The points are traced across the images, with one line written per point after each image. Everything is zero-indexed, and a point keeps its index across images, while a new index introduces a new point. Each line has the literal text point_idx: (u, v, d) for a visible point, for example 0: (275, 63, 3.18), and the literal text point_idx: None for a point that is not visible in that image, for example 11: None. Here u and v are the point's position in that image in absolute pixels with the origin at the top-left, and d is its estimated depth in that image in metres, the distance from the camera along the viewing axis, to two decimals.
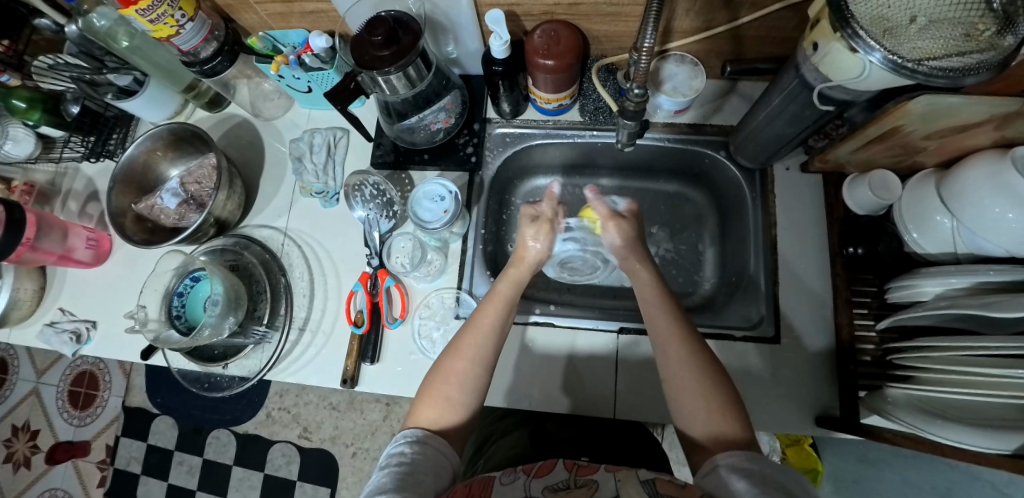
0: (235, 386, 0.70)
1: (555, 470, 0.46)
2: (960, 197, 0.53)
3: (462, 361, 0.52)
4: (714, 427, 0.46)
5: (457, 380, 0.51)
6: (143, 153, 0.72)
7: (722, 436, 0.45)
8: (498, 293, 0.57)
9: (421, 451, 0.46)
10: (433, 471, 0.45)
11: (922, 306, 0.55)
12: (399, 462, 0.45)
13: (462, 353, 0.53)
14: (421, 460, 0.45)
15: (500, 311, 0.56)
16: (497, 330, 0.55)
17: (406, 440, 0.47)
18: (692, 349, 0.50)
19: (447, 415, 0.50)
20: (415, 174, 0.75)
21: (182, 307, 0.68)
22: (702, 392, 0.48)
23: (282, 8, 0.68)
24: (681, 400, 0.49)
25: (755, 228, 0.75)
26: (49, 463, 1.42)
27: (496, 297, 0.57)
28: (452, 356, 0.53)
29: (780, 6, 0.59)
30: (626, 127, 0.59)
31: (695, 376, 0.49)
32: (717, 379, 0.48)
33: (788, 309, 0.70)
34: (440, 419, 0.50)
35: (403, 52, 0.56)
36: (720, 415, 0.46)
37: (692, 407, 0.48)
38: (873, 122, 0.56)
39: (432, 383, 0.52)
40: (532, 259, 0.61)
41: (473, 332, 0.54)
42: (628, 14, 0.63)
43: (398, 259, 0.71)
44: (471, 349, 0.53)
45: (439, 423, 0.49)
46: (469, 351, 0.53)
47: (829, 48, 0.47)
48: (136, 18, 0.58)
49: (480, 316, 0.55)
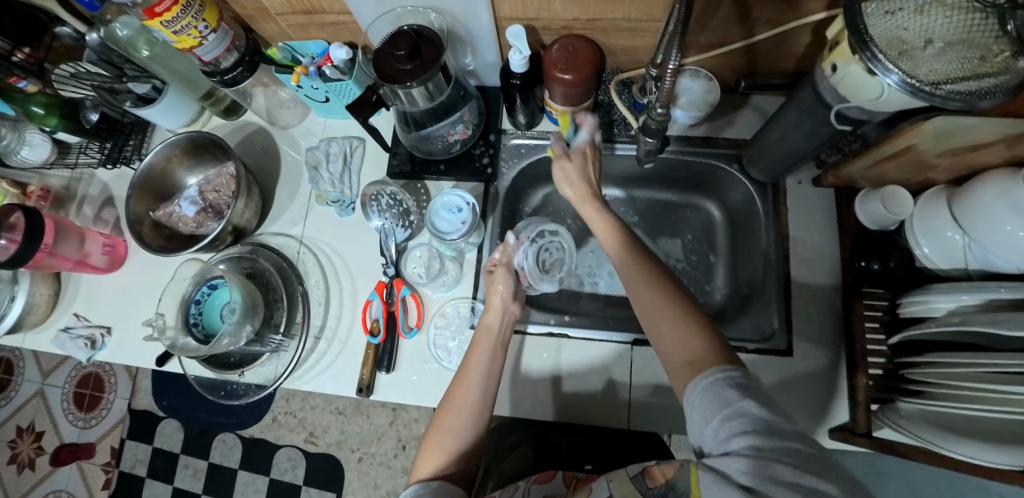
0: (250, 395, 0.70)
1: (555, 479, 0.49)
2: (972, 215, 0.55)
3: (451, 412, 0.53)
4: (684, 347, 0.45)
5: (451, 427, 0.52)
6: (161, 161, 0.73)
7: (692, 353, 0.44)
8: (483, 339, 0.58)
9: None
10: None
11: (934, 322, 0.55)
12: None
13: (453, 402, 0.53)
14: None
15: (486, 356, 0.57)
16: (488, 374, 0.56)
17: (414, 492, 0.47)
18: (653, 279, 0.52)
19: (446, 464, 0.50)
20: (430, 184, 0.75)
21: (199, 314, 0.69)
22: (668, 313, 0.48)
23: (303, 19, 0.68)
24: (656, 332, 0.48)
25: (767, 240, 0.75)
26: (54, 465, 1.42)
27: (482, 345, 0.58)
28: (446, 406, 0.54)
29: (795, 24, 0.60)
30: (646, 145, 0.58)
31: (661, 300, 0.49)
32: (685, 305, 0.48)
33: (800, 321, 0.71)
34: (437, 469, 0.50)
35: (425, 65, 0.57)
36: (687, 336, 0.45)
37: (665, 334, 0.47)
38: (888, 140, 0.57)
39: (431, 436, 0.52)
40: (504, 310, 0.62)
41: (461, 377, 0.55)
42: (645, 29, 0.64)
43: (414, 268, 0.73)
44: (461, 397, 0.53)
45: (438, 473, 0.50)
46: (459, 400, 0.53)
47: (848, 69, 0.48)
48: (161, 29, 0.58)
49: (471, 362, 0.56)
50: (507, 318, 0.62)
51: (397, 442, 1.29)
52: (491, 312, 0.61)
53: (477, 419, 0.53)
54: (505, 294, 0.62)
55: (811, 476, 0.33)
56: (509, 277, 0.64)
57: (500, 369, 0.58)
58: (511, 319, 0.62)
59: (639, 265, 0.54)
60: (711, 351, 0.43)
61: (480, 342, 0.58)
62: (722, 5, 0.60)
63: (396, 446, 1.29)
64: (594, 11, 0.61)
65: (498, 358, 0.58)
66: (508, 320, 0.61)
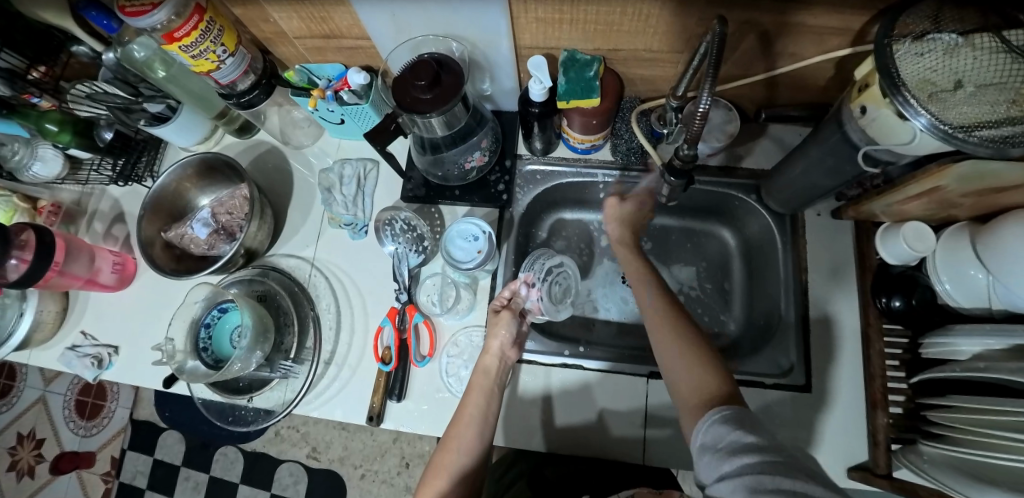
0: (259, 421, 0.69)
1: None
2: (996, 256, 0.53)
3: (451, 452, 0.55)
4: (697, 384, 0.50)
5: (449, 469, 0.54)
6: (174, 182, 0.72)
7: (705, 391, 0.49)
8: (478, 382, 0.60)
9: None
10: None
11: (960, 366, 0.54)
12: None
13: (453, 444, 0.55)
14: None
15: (482, 399, 0.58)
16: (484, 415, 0.57)
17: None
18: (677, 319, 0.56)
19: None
20: (444, 208, 0.75)
21: (208, 339, 0.68)
22: (689, 352, 0.52)
23: (320, 43, 0.68)
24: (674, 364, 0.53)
25: (785, 273, 0.75)
26: (54, 473, 1.41)
27: (478, 387, 0.59)
28: (445, 445, 0.56)
29: (819, 58, 0.60)
30: (669, 183, 0.56)
31: (684, 336, 0.54)
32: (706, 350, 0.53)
33: (818, 356, 0.70)
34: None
35: (446, 94, 0.56)
36: (701, 376, 0.50)
37: (682, 368, 0.52)
38: (914, 179, 0.56)
39: (430, 477, 0.54)
40: (501, 354, 0.62)
41: (459, 418, 0.57)
42: (666, 60, 0.63)
43: (427, 296, 0.72)
44: (458, 440, 0.55)
45: None
46: (459, 441, 0.55)
47: (880, 112, 0.47)
48: (179, 53, 0.59)
49: (468, 403, 0.58)
50: (503, 365, 0.62)
51: (401, 459, 1.28)
52: (488, 356, 0.61)
53: (472, 466, 0.55)
54: (504, 342, 0.62)
55: (787, 477, 0.34)
56: (513, 321, 0.63)
57: (497, 412, 0.59)
58: (507, 365, 0.62)
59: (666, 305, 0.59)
60: (724, 393, 0.47)
61: (477, 386, 0.59)
62: (746, 39, 0.59)
63: (400, 463, 1.28)
64: (615, 42, 0.61)
65: (495, 400, 0.60)
66: (505, 365, 0.62)
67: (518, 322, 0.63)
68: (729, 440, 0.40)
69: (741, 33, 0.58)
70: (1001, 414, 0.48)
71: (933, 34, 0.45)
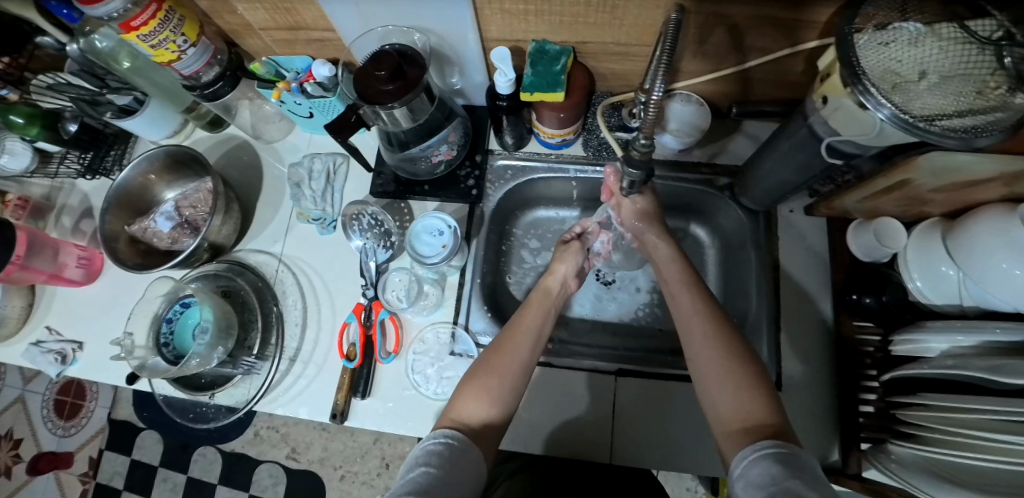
0: (220, 418, 0.69)
1: None
2: (968, 253, 0.53)
3: (502, 358, 0.54)
4: (744, 412, 0.45)
5: (498, 373, 0.53)
6: (139, 175, 0.71)
7: (750, 418, 0.44)
8: (537, 301, 0.62)
9: (451, 456, 0.43)
10: (462, 471, 0.43)
11: (929, 363, 0.52)
12: (431, 466, 0.42)
13: (508, 351, 0.55)
14: (447, 470, 0.42)
15: (540, 315, 0.60)
16: (538, 334, 0.58)
17: (431, 436, 0.46)
18: (719, 327, 0.52)
19: (488, 406, 0.50)
20: (414, 204, 0.74)
21: (171, 334, 0.67)
22: (736, 373, 0.48)
23: (288, 35, 0.67)
24: (709, 382, 0.49)
25: (757, 271, 0.73)
26: (31, 474, 1.38)
27: (536, 305, 0.61)
28: (492, 352, 0.55)
29: (789, 52, 0.59)
30: (629, 175, 0.55)
31: (727, 350, 0.50)
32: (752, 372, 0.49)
33: (789, 354, 0.69)
34: (480, 411, 0.50)
35: (407, 86, 0.55)
36: (745, 397, 0.46)
37: (724, 394, 0.48)
38: (883, 174, 0.55)
39: (476, 378, 0.52)
40: (564, 279, 0.68)
41: (515, 333, 0.57)
42: (636, 54, 0.63)
43: (394, 292, 0.70)
44: (515, 348, 0.55)
45: (477, 414, 0.49)
46: (512, 349, 0.55)
47: (841, 103, 0.46)
48: (138, 43, 0.57)
49: (524, 319, 0.59)
50: (563, 292, 0.67)
51: (381, 460, 1.26)
52: (552, 279, 0.67)
53: (519, 376, 0.54)
54: (569, 267, 0.68)
55: None
56: (580, 251, 0.71)
57: (547, 334, 0.60)
58: (566, 291, 0.67)
59: (707, 310, 0.54)
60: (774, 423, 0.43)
61: (535, 301, 0.61)
62: (714, 32, 0.58)
63: (380, 465, 1.26)
64: (583, 35, 0.60)
65: (549, 321, 0.61)
66: (565, 289, 0.67)
67: (581, 257, 0.71)
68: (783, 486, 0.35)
69: (709, 26, 0.57)
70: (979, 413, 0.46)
71: (896, 24, 0.45)
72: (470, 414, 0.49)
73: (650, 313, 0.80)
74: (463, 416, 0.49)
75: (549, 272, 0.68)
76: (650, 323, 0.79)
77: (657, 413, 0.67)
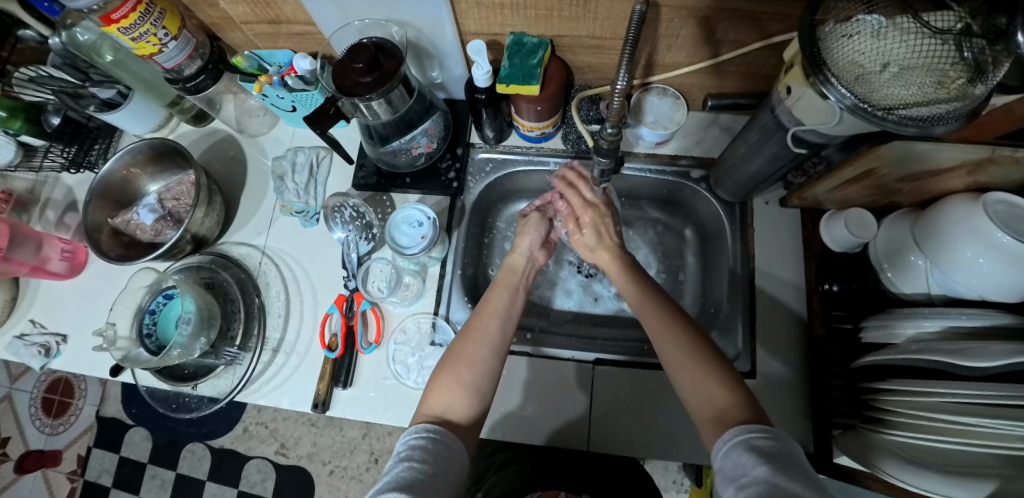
0: (202, 408, 0.69)
1: None
2: (935, 241, 0.53)
3: (473, 345, 0.54)
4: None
5: (469, 361, 0.53)
6: (122, 168, 0.72)
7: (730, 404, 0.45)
8: (504, 281, 0.64)
9: (433, 450, 0.44)
10: (445, 467, 0.43)
11: (895, 348, 0.53)
12: (415, 460, 0.42)
13: (476, 337, 0.55)
14: (432, 464, 0.42)
15: (506, 295, 0.61)
16: (507, 312, 0.59)
17: (409, 434, 0.46)
18: (677, 321, 0.53)
19: (461, 396, 0.50)
20: (396, 196, 0.75)
21: (153, 325, 0.68)
22: (687, 360, 0.49)
23: (268, 29, 0.68)
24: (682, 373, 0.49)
25: (733, 261, 0.75)
26: (19, 473, 1.37)
27: (502, 285, 0.63)
28: (462, 337, 0.56)
29: (759, 44, 0.61)
30: (599, 164, 0.57)
31: (701, 348, 0.49)
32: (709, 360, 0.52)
33: (763, 342, 0.70)
34: (452, 399, 0.50)
35: (385, 78, 0.56)
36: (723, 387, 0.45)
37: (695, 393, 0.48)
38: (849, 163, 0.57)
39: (445, 368, 0.53)
40: (529, 254, 0.69)
41: (482, 318, 0.58)
42: (610, 47, 0.64)
43: (375, 283, 0.71)
44: (481, 333, 0.56)
45: (451, 403, 0.50)
46: (480, 335, 0.56)
47: (803, 92, 0.48)
48: (119, 35, 0.58)
49: (491, 300, 0.60)
50: (531, 265, 0.69)
51: (369, 455, 1.27)
52: (517, 256, 0.68)
53: (491, 358, 0.54)
54: (534, 241, 0.70)
55: None
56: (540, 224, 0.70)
57: (518, 310, 0.61)
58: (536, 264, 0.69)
59: (662, 305, 0.56)
60: (747, 406, 0.43)
61: (501, 284, 0.63)
62: (686, 25, 0.60)
63: (368, 459, 1.27)
64: (558, 28, 0.61)
65: (516, 298, 0.62)
66: (533, 263, 0.69)
67: (545, 227, 0.71)
68: (756, 474, 0.35)
69: (682, 19, 0.58)
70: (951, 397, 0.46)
71: (860, 16, 0.43)
72: (444, 404, 0.50)
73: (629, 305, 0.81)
74: (438, 407, 0.50)
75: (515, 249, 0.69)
76: (631, 313, 0.80)
77: (632, 401, 0.68)
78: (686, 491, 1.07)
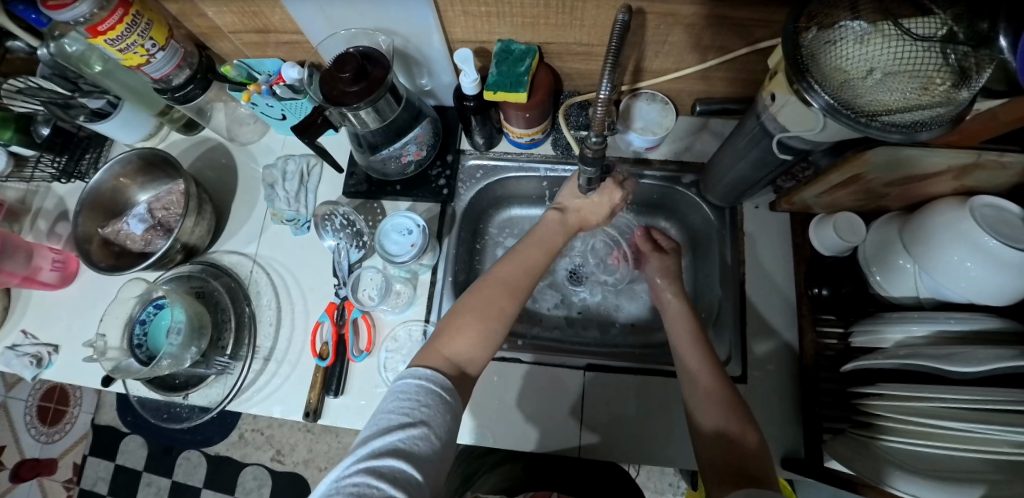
0: (195, 418, 0.69)
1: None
2: (923, 245, 0.53)
3: (504, 298, 0.55)
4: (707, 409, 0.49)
5: (498, 313, 0.54)
6: (111, 178, 0.72)
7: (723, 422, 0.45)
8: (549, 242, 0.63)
9: (442, 417, 0.42)
10: (447, 437, 0.42)
11: (883, 353, 0.53)
12: (427, 426, 0.41)
13: (510, 289, 0.56)
14: (441, 434, 0.41)
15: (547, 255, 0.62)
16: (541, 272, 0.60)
17: (423, 384, 0.44)
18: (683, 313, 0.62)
19: (477, 348, 0.51)
20: (386, 203, 0.75)
21: (144, 336, 0.68)
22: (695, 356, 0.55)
23: (257, 38, 0.68)
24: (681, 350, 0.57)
25: (723, 265, 0.75)
26: (14, 482, 1.37)
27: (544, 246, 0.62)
28: (486, 286, 0.55)
29: (746, 50, 0.61)
30: (586, 172, 0.57)
31: (694, 337, 0.58)
32: (702, 379, 0.52)
33: (754, 347, 0.70)
34: (471, 348, 0.51)
35: (373, 86, 0.56)
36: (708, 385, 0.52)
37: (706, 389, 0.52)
38: (835, 169, 0.57)
39: (473, 311, 0.53)
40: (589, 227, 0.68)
41: (512, 273, 0.58)
42: (597, 54, 0.64)
43: (366, 291, 0.71)
44: (514, 285, 0.56)
45: (469, 351, 0.51)
46: (512, 286, 0.56)
47: (786, 99, 0.48)
48: (106, 47, 0.58)
49: (526, 255, 0.60)
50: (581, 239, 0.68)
51: None
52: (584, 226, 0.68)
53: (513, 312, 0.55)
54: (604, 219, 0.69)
55: None
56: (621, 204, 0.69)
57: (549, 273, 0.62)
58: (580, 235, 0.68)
59: (686, 314, 0.62)
60: None
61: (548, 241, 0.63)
62: (672, 32, 0.60)
63: None
64: (546, 35, 0.61)
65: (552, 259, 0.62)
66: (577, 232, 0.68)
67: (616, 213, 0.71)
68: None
69: (667, 26, 0.59)
70: (938, 403, 0.45)
71: (843, 22, 0.42)
72: (464, 354, 0.50)
73: (621, 310, 0.81)
74: (459, 356, 0.50)
75: (566, 207, 0.67)
76: (624, 318, 0.80)
77: (623, 406, 0.68)
78: (682, 494, 1.07)
